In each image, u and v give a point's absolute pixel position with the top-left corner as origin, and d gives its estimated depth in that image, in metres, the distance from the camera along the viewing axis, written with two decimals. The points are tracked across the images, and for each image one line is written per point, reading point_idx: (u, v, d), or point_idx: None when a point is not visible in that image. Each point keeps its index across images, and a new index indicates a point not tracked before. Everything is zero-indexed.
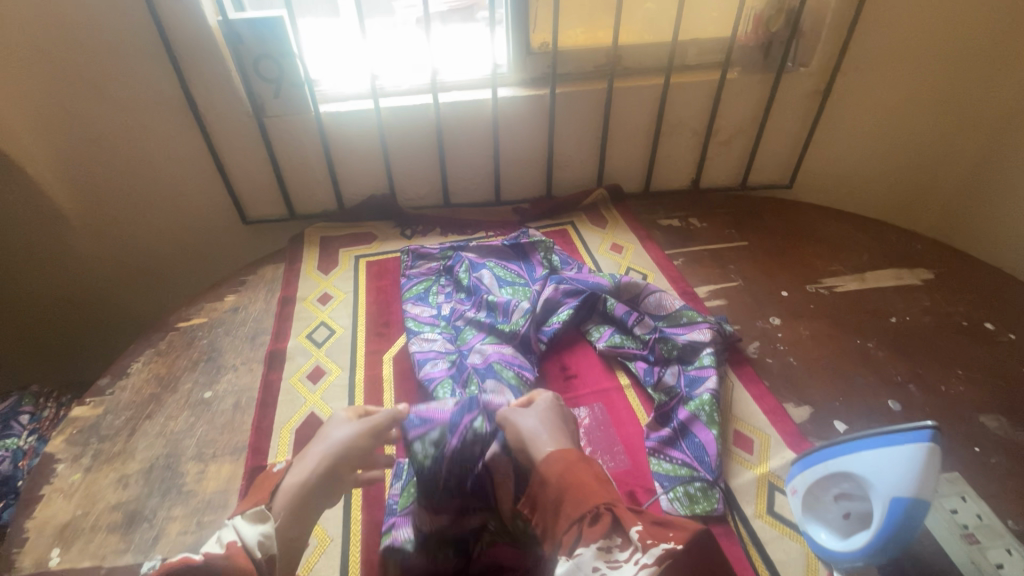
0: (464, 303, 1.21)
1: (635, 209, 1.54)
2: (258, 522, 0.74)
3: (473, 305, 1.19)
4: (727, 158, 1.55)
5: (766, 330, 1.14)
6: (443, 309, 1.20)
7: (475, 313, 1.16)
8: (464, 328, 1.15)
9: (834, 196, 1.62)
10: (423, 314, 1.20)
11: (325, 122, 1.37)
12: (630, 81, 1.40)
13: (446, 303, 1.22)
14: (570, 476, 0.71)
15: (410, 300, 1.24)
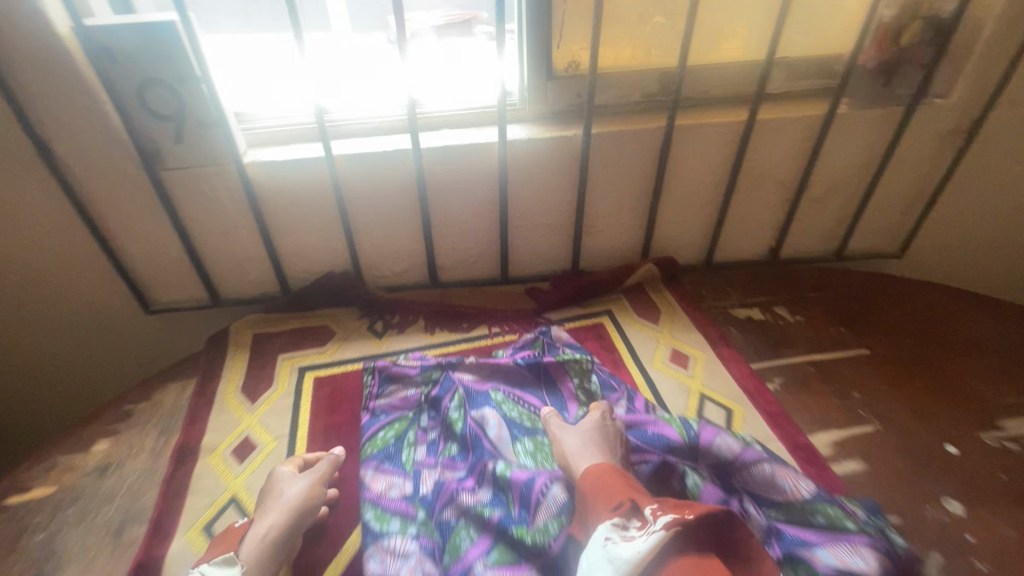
0: (457, 474, 0.78)
1: (695, 290, 1.12)
2: (225, 565, 0.64)
3: (472, 478, 0.76)
4: (820, 221, 1.13)
5: (945, 529, 0.71)
6: (423, 483, 0.77)
7: (475, 498, 0.73)
8: (456, 527, 0.71)
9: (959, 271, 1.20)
10: (391, 494, 0.76)
11: (254, 176, 0.94)
12: (696, 118, 0.98)
13: (428, 470, 0.79)
14: (602, 481, 0.65)
15: (370, 464, 0.80)
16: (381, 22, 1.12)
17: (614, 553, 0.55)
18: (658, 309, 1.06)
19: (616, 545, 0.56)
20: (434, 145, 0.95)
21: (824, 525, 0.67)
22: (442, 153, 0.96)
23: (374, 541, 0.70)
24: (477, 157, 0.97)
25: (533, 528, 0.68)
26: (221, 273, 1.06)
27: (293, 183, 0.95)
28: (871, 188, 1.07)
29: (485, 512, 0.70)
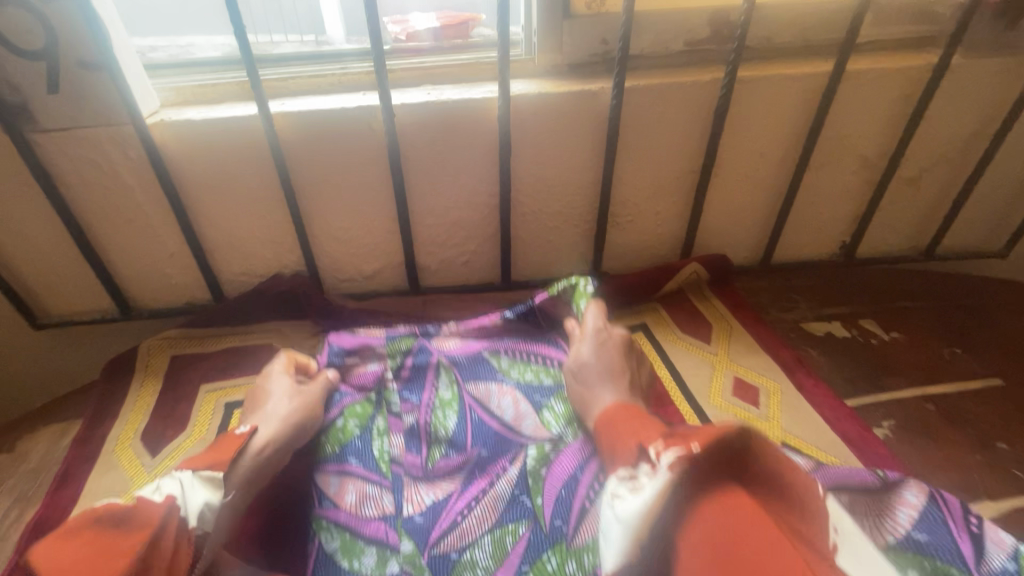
0: (449, 489, 0.59)
1: (752, 298, 0.86)
2: (212, 483, 0.49)
3: (481, 483, 0.58)
4: (910, 211, 0.89)
5: None
6: (410, 505, 0.58)
7: (492, 502, 0.56)
8: (467, 555, 0.53)
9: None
10: (366, 513, 0.57)
11: (167, 145, 0.69)
12: (764, 69, 0.74)
13: (416, 481, 0.60)
14: (618, 424, 0.50)
15: (333, 467, 0.61)
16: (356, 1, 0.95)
17: (620, 512, 0.38)
18: (707, 325, 0.80)
19: (623, 494, 0.39)
20: (414, 102, 0.70)
21: None
22: (423, 114, 0.71)
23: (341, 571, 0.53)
24: (472, 120, 0.72)
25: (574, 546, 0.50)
26: (130, 276, 0.80)
27: (221, 152, 0.70)
28: (982, 167, 0.82)
29: (509, 531, 0.53)
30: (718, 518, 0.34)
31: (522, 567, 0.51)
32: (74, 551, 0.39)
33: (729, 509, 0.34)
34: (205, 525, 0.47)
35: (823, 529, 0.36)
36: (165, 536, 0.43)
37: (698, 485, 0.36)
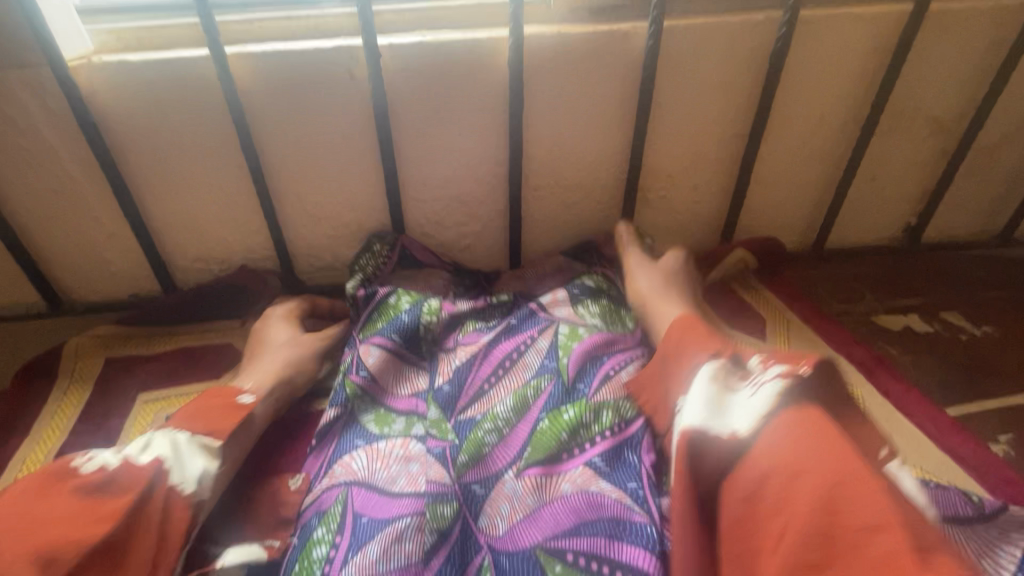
0: (484, 339, 0.59)
1: (805, 289, 0.73)
2: (207, 456, 0.46)
3: (508, 345, 0.58)
4: (985, 190, 0.76)
5: None
6: (440, 374, 0.57)
7: (523, 376, 0.54)
8: (483, 420, 0.51)
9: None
10: (403, 391, 0.57)
11: (97, 95, 0.55)
12: (829, 11, 0.61)
13: (449, 353, 0.59)
14: (689, 332, 0.45)
15: (375, 339, 0.58)
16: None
17: (725, 404, 0.37)
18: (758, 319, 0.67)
19: (716, 396, 0.38)
20: (406, 46, 0.57)
21: None
22: (417, 58, 0.58)
23: (365, 435, 0.53)
24: (477, 70, 0.59)
25: (592, 403, 0.49)
26: (61, 262, 0.66)
27: (165, 102, 0.56)
28: None
29: (532, 389, 0.52)
30: (818, 428, 0.33)
31: (538, 417, 0.50)
32: (32, 509, 0.37)
33: (823, 426, 0.33)
34: (203, 493, 0.44)
35: (873, 445, 0.36)
36: (145, 506, 0.40)
37: (807, 398, 0.36)
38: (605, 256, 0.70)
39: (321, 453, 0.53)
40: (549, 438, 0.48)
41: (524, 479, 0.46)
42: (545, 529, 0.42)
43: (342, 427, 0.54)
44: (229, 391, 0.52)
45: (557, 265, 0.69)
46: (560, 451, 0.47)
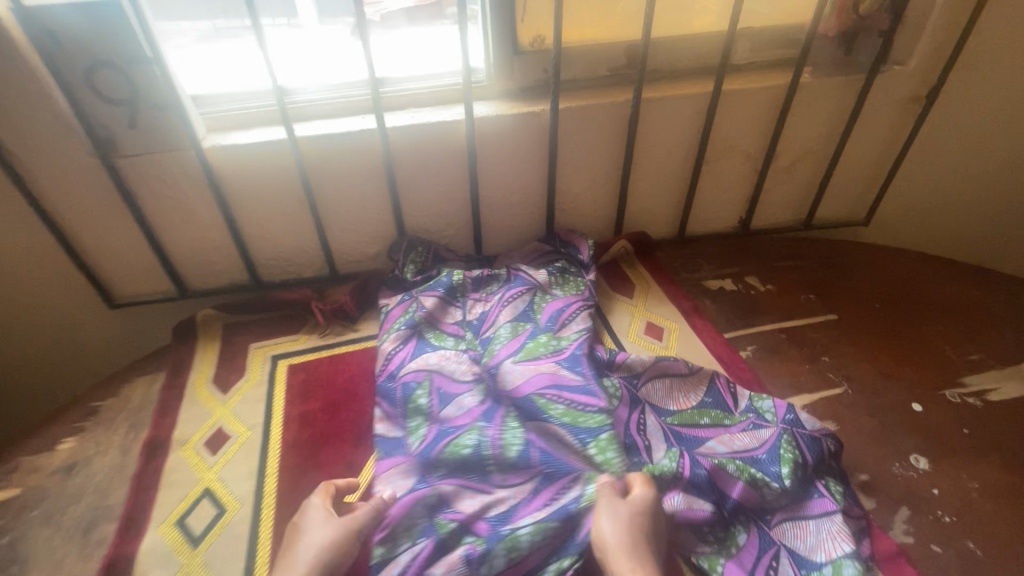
0: (490, 295, 0.99)
1: (667, 263, 1.12)
2: None
3: (508, 294, 0.96)
4: (789, 191, 1.14)
5: (910, 485, 0.72)
6: (468, 311, 0.97)
7: (514, 311, 0.94)
8: (493, 339, 0.91)
9: (937, 222, 1.20)
10: (446, 319, 0.96)
11: (214, 161, 0.91)
12: (664, 90, 0.98)
13: (474, 301, 0.98)
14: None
15: (431, 291, 0.97)
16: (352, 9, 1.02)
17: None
18: (632, 284, 1.05)
19: None
20: (404, 125, 0.93)
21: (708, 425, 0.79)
22: (409, 130, 0.93)
23: (429, 347, 0.90)
24: (446, 135, 0.95)
25: (557, 335, 0.90)
26: (185, 263, 1.02)
27: (257, 166, 0.92)
28: (836, 158, 1.08)
29: (522, 324, 0.92)
30: None
31: (525, 339, 0.89)
32: None
33: None
34: None
35: None
36: None
37: None
38: (563, 240, 1.08)
39: (401, 349, 0.90)
40: (536, 348, 0.87)
41: (518, 366, 0.83)
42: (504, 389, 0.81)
43: (413, 339, 0.92)
44: None
45: (535, 247, 1.07)
46: (538, 352, 0.86)
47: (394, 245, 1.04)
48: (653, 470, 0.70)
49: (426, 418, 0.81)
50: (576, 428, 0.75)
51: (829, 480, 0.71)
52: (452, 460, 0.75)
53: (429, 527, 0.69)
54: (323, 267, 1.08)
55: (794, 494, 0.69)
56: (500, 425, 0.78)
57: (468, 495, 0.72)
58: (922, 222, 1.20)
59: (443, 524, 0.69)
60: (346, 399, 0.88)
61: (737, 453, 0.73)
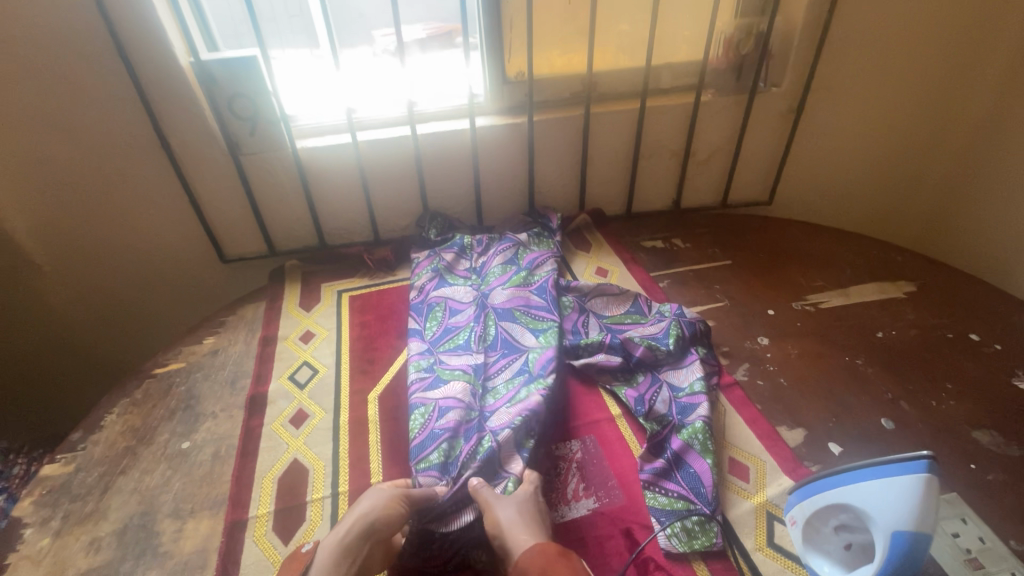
0: (485, 249, 1.40)
1: (618, 230, 1.54)
2: None
3: (501, 246, 1.38)
4: (707, 178, 1.56)
5: (754, 351, 1.12)
6: (471, 258, 1.38)
7: (503, 258, 1.35)
8: (489, 274, 1.32)
9: (824, 200, 1.61)
10: (459, 264, 1.37)
11: (302, 156, 1.35)
12: (606, 107, 1.41)
13: (477, 253, 1.40)
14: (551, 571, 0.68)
15: (451, 248, 1.40)
16: (368, 37, 1.40)
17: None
18: (590, 244, 1.47)
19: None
20: (429, 132, 1.37)
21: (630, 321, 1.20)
22: (432, 136, 1.37)
23: (447, 281, 1.32)
24: (457, 138, 1.39)
25: (531, 272, 1.30)
26: (277, 229, 1.46)
27: (328, 161, 1.37)
28: (736, 153, 1.51)
29: (508, 266, 1.33)
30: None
31: (512, 274, 1.30)
32: None
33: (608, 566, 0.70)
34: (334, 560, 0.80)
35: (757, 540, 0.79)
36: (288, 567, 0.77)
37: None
38: (539, 211, 1.50)
39: (428, 283, 1.31)
40: (518, 278, 1.28)
41: (507, 290, 1.25)
42: (491, 305, 1.22)
43: (435, 278, 1.33)
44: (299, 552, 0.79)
45: (521, 220, 1.49)
46: (519, 282, 1.27)
47: (421, 218, 1.48)
48: (587, 341, 1.12)
49: (439, 321, 1.21)
50: (535, 328, 1.16)
51: (699, 347, 1.12)
52: (453, 336, 1.16)
53: (431, 372, 1.07)
54: (369, 234, 1.52)
55: (675, 352, 1.09)
56: (482, 325, 1.17)
57: (456, 356, 1.11)
58: (812, 200, 1.61)
59: (439, 369, 1.08)
60: (390, 313, 1.30)
61: (644, 334, 1.14)
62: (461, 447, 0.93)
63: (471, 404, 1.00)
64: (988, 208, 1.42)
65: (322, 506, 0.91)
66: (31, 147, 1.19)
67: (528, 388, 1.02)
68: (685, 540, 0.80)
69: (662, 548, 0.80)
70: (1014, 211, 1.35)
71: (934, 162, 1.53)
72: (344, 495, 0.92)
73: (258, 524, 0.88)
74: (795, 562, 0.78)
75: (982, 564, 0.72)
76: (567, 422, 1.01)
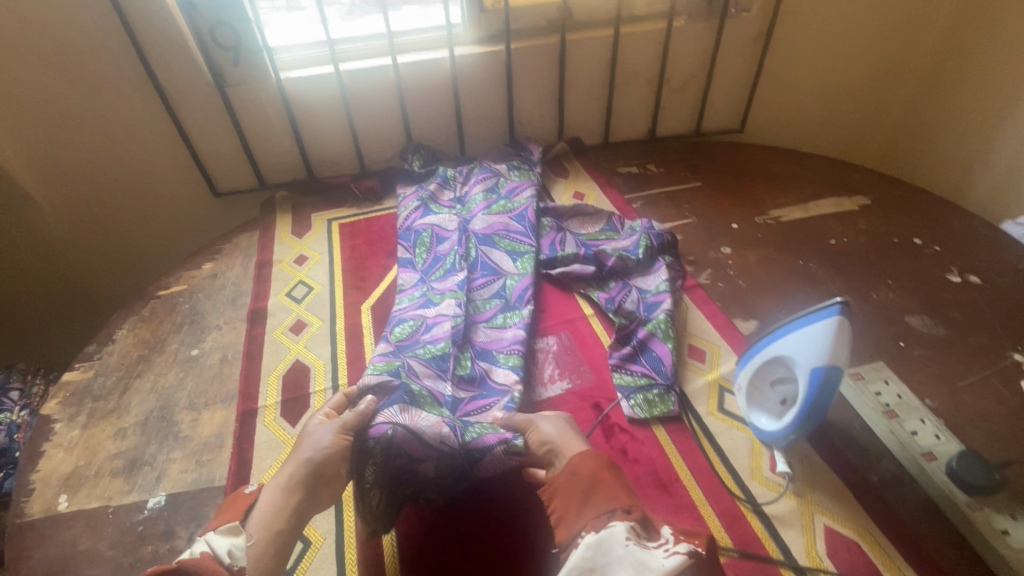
0: (466, 176, 1.46)
1: (596, 159, 1.61)
2: (231, 534, 0.65)
3: (482, 174, 1.43)
4: (681, 106, 1.62)
5: (717, 259, 1.22)
6: (453, 189, 1.42)
7: (485, 185, 1.39)
8: (472, 200, 1.36)
9: (795, 134, 1.70)
10: (444, 192, 1.41)
11: (287, 88, 1.38)
12: (581, 35, 1.45)
13: (460, 181, 1.44)
14: (599, 475, 0.69)
15: (438, 179, 1.43)
16: None
17: (639, 558, 0.55)
18: (568, 172, 1.54)
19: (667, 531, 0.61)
20: (410, 63, 1.41)
21: (602, 236, 1.29)
22: (412, 67, 1.41)
23: (432, 207, 1.37)
24: (436, 68, 1.42)
25: (513, 200, 1.35)
26: (266, 162, 1.51)
27: (313, 94, 1.41)
28: (709, 80, 1.56)
29: (490, 193, 1.37)
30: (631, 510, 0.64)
31: (495, 199, 1.35)
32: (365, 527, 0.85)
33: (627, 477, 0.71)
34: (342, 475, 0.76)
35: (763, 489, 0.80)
36: (237, 499, 0.72)
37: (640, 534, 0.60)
38: (520, 144, 1.56)
39: (415, 211, 1.36)
40: (500, 206, 1.33)
41: (491, 216, 1.30)
42: (472, 229, 1.27)
43: (422, 206, 1.37)
44: (241, 494, 0.73)
45: (505, 152, 1.55)
46: (501, 210, 1.32)
47: (405, 150, 1.52)
48: (564, 253, 1.20)
49: (427, 249, 1.24)
50: (513, 252, 1.21)
51: (666, 256, 1.20)
52: (438, 266, 1.19)
53: (423, 298, 1.11)
54: (355, 166, 1.57)
55: (645, 259, 1.17)
56: (466, 247, 1.21)
57: (449, 277, 1.15)
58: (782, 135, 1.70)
59: (431, 293, 1.12)
60: (378, 236, 1.38)
61: (616, 247, 1.22)
62: (447, 350, 0.99)
63: (459, 313, 1.05)
64: (945, 134, 1.51)
65: (324, 395, 1.01)
66: (14, 79, 1.21)
67: (506, 316, 1.10)
68: (646, 408, 0.92)
69: (625, 415, 0.91)
70: (967, 135, 1.45)
71: (897, 91, 1.59)
72: (343, 386, 1.02)
73: (267, 411, 0.98)
74: (740, 422, 0.89)
75: (897, 414, 0.84)
76: (545, 320, 1.11)
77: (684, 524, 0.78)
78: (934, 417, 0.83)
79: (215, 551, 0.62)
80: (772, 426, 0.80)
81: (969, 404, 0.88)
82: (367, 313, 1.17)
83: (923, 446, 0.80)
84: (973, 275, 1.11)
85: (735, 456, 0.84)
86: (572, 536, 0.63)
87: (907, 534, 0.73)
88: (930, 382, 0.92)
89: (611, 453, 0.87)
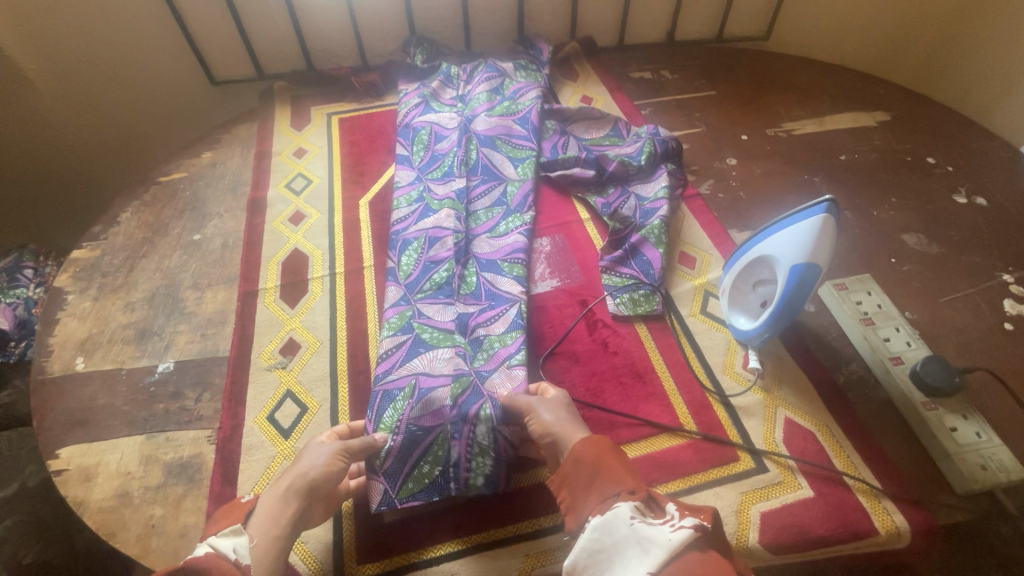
0: (469, 72, 1.39)
1: (608, 62, 1.52)
2: (236, 534, 0.64)
3: (485, 70, 1.36)
4: (704, 6, 1.50)
5: (721, 170, 1.19)
6: (454, 89, 1.36)
7: (489, 85, 1.33)
8: (474, 99, 1.31)
9: (815, 54, 1.61)
10: (446, 90, 1.36)
11: None
12: None
13: (464, 78, 1.38)
14: (604, 460, 0.64)
15: (442, 77, 1.37)
16: None
17: (645, 535, 0.54)
18: (577, 74, 1.47)
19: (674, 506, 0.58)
20: None
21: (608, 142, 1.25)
22: None
23: (434, 102, 1.32)
24: None
25: (517, 100, 1.30)
26: (263, 50, 1.45)
27: None
28: None
29: (494, 94, 1.32)
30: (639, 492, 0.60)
31: (498, 100, 1.30)
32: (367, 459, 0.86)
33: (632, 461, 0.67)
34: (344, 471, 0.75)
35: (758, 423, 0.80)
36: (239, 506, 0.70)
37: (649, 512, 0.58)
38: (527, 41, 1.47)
39: (415, 108, 1.31)
40: (502, 108, 1.28)
41: (494, 118, 1.26)
42: (473, 129, 1.23)
43: (423, 104, 1.32)
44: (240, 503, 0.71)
45: (513, 49, 1.46)
46: (504, 112, 1.27)
47: (408, 42, 1.44)
48: (564, 156, 1.18)
49: (425, 148, 1.21)
50: (515, 158, 1.19)
51: (669, 164, 1.17)
52: (435, 163, 1.18)
53: (420, 203, 1.10)
54: (356, 57, 1.51)
55: (648, 165, 1.14)
56: (465, 147, 1.19)
57: (447, 182, 1.13)
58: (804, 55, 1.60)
59: (428, 198, 1.11)
60: (378, 133, 1.35)
61: (620, 153, 1.19)
62: (452, 271, 0.98)
63: (459, 227, 1.04)
64: (969, 70, 1.44)
65: (322, 282, 1.05)
66: None
67: (507, 222, 1.08)
68: (631, 307, 0.95)
69: (609, 312, 0.95)
70: (1001, 59, 1.35)
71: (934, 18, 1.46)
72: (339, 273, 1.06)
73: (267, 293, 1.03)
74: (720, 324, 0.92)
75: (874, 321, 0.86)
76: (539, 220, 1.11)
77: (653, 410, 0.82)
78: (909, 325, 0.86)
79: (219, 550, 0.61)
80: (748, 326, 0.83)
81: (947, 318, 0.90)
82: (365, 207, 1.18)
83: (893, 350, 0.83)
84: (980, 197, 1.09)
85: (711, 354, 0.88)
86: (580, 522, 0.62)
87: (864, 430, 0.78)
88: (913, 297, 0.93)
89: (591, 344, 0.91)
